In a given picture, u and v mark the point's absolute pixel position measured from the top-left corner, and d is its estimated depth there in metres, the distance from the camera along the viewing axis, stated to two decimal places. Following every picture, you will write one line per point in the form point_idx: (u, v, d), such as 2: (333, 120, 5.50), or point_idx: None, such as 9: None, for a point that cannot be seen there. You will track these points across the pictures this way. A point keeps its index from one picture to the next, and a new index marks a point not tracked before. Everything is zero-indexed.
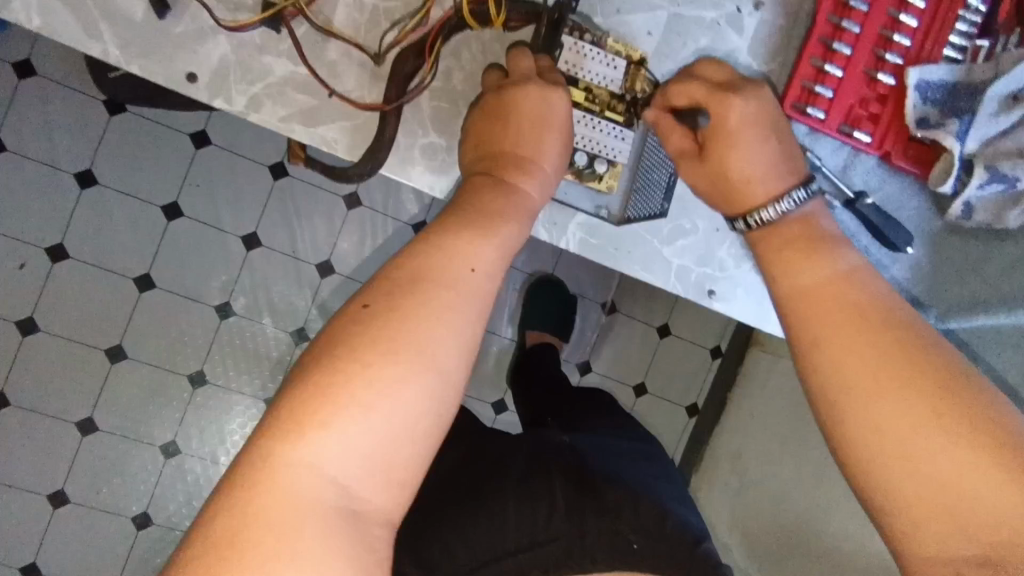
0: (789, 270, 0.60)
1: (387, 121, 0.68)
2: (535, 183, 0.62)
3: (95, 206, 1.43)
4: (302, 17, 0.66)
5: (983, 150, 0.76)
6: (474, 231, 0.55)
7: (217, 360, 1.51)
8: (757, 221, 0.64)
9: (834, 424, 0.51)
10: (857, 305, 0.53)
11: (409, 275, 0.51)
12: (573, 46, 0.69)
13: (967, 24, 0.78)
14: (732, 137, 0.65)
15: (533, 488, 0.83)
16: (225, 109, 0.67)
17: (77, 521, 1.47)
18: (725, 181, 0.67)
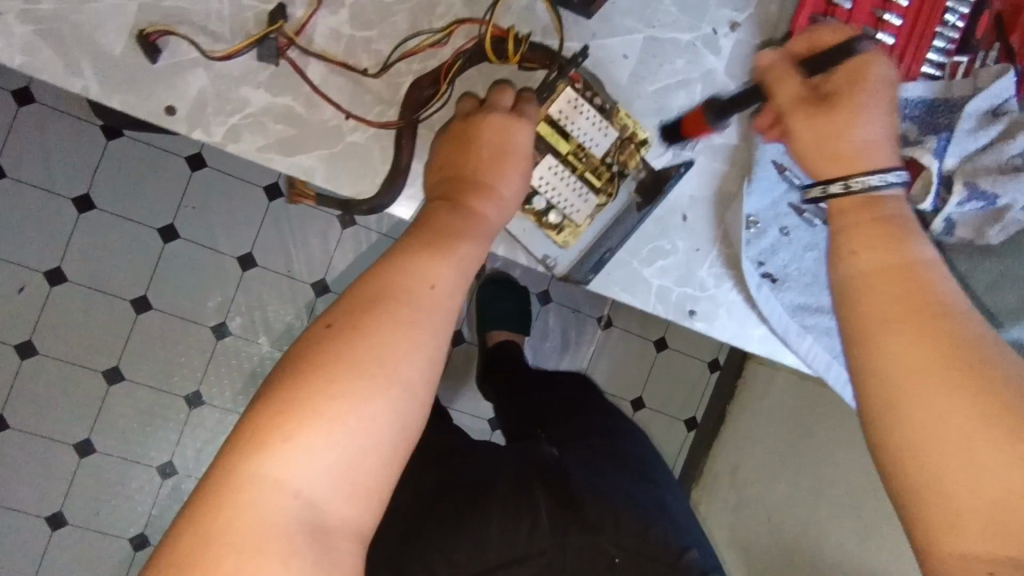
0: (856, 252, 0.54)
1: (403, 142, 0.70)
2: (494, 205, 0.63)
3: (93, 230, 1.44)
4: (295, 47, 0.68)
5: (963, 165, 0.75)
6: (437, 247, 0.55)
7: (213, 380, 1.52)
8: (857, 187, 0.57)
9: (880, 410, 0.47)
10: (933, 299, 0.49)
11: (372, 292, 0.51)
12: (572, 99, 0.73)
13: (944, 40, 0.78)
14: (860, 101, 0.59)
15: (516, 505, 0.83)
16: (203, 140, 0.68)
17: (75, 543, 1.48)
18: (834, 140, 0.59)
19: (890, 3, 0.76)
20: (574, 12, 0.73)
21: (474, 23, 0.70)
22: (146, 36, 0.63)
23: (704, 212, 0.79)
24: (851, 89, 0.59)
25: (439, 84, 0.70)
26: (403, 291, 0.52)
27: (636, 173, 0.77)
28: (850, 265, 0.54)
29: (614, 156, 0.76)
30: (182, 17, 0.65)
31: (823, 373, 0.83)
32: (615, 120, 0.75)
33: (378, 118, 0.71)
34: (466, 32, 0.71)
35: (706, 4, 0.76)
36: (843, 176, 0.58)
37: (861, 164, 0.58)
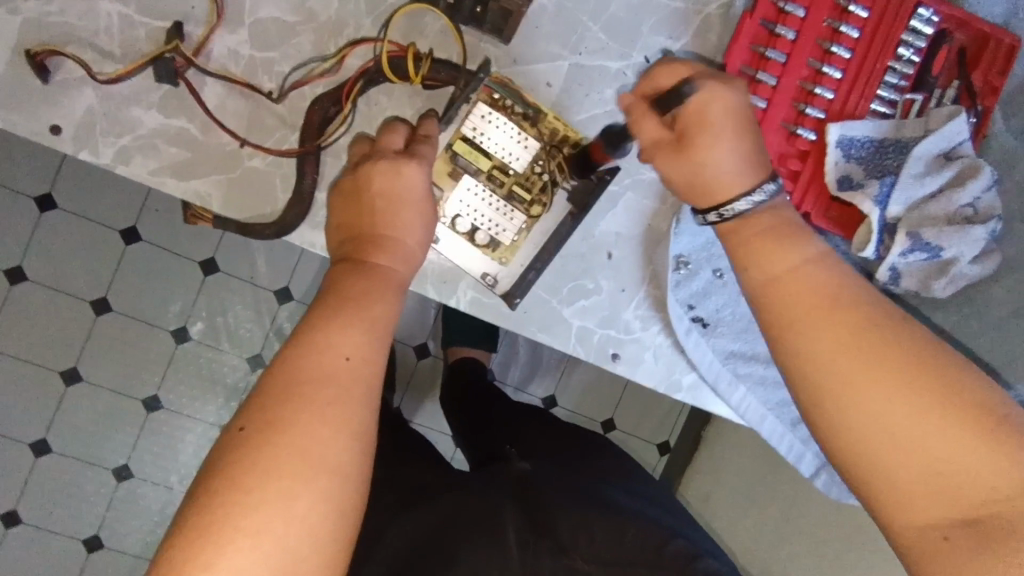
0: (760, 259, 0.54)
1: (306, 167, 0.66)
2: (398, 258, 0.60)
3: (56, 231, 1.33)
4: (195, 68, 0.64)
5: (908, 215, 0.70)
6: (345, 321, 0.53)
7: (172, 384, 1.39)
8: (730, 214, 0.56)
9: (811, 411, 0.49)
10: (830, 289, 0.50)
11: (281, 382, 0.49)
12: (485, 114, 0.69)
13: (897, 76, 0.72)
14: (711, 137, 0.56)
15: (485, 526, 0.70)
16: (91, 161, 0.65)
17: (27, 545, 1.39)
18: (700, 179, 0.57)
19: (838, 35, 0.71)
20: (492, 38, 0.69)
21: (368, 42, 0.66)
22: (32, 56, 0.60)
23: (632, 250, 0.74)
24: (698, 125, 0.56)
25: (341, 105, 0.66)
26: (310, 377, 0.50)
27: (569, 181, 0.71)
28: (755, 275, 0.54)
29: (543, 166, 0.71)
30: (70, 35, 0.62)
31: (757, 426, 0.78)
32: (537, 130, 0.70)
33: (283, 146, 0.67)
34: (361, 54, 0.67)
35: (637, 31, 0.71)
36: (712, 209, 0.57)
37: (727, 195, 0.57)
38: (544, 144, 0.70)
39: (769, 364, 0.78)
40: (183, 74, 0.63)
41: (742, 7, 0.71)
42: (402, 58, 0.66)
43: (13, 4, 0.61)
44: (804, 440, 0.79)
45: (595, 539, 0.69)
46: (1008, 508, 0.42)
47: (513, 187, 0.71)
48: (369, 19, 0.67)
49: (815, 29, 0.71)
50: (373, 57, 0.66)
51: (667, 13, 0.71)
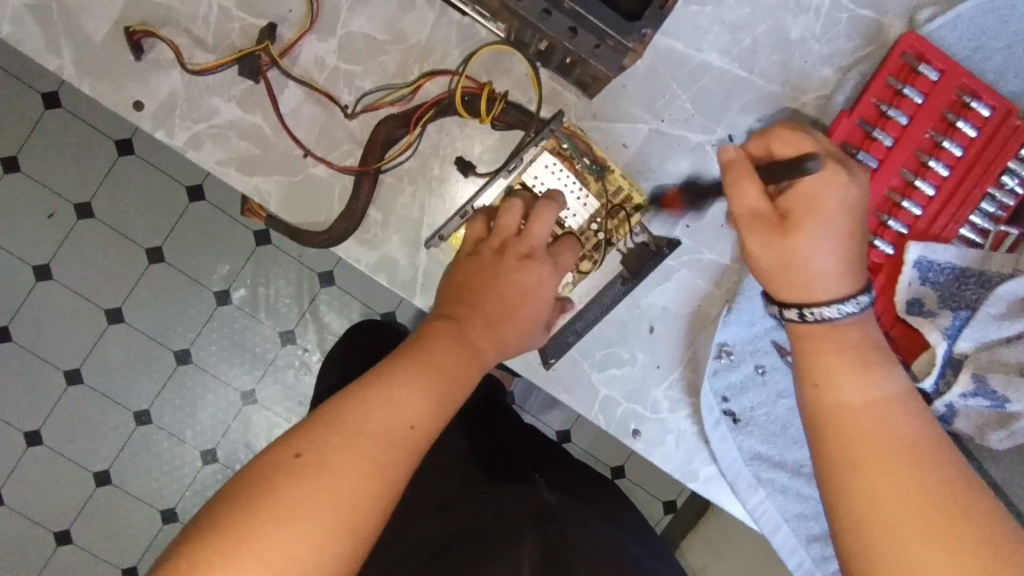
0: (835, 382, 0.51)
1: (364, 183, 0.66)
2: (495, 343, 0.60)
3: (127, 174, 1.37)
4: (278, 69, 0.66)
5: (978, 353, 0.65)
6: (422, 382, 0.52)
7: (205, 342, 1.42)
8: (814, 318, 0.53)
9: (851, 556, 0.46)
10: (904, 436, 0.47)
11: (345, 422, 0.48)
12: (549, 164, 0.67)
13: (993, 204, 0.67)
14: (818, 228, 0.53)
15: (494, 554, 0.63)
16: (164, 141, 0.66)
17: (43, 465, 1.44)
18: (794, 266, 0.54)
19: (940, 149, 0.67)
20: (575, 89, 0.68)
21: (447, 75, 0.66)
22: (130, 34, 0.62)
23: (675, 328, 0.72)
24: (807, 209, 0.53)
25: (408, 130, 0.66)
26: (376, 429, 0.49)
27: (625, 242, 0.69)
28: (817, 398, 0.52)
29: (600, 224, 0.68)
30: (170, 18, 0.64)
31: (769, 533, 0.74)
32: (600, 185, 0.67)
33: (345, 162, 0.68)
34: (440, 85, 0.67)
35: (724, 108, 0.69)
36: (797, 305, 0.54)
37: (818, 292, 0.54)
38: (604, 203, 0.68)
39: (794, 475, 0.72)
40: (265, 73, 0.64)
41: (840, 104, 0.69)
42: (476, 96, 0.65)
43: None
44: (816, 561, 0.73)
45: None
46: None
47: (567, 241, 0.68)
48: (457, 50, 0.67)
49: (915, 139, 0.67)
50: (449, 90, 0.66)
51: (762, 94, 0.69)
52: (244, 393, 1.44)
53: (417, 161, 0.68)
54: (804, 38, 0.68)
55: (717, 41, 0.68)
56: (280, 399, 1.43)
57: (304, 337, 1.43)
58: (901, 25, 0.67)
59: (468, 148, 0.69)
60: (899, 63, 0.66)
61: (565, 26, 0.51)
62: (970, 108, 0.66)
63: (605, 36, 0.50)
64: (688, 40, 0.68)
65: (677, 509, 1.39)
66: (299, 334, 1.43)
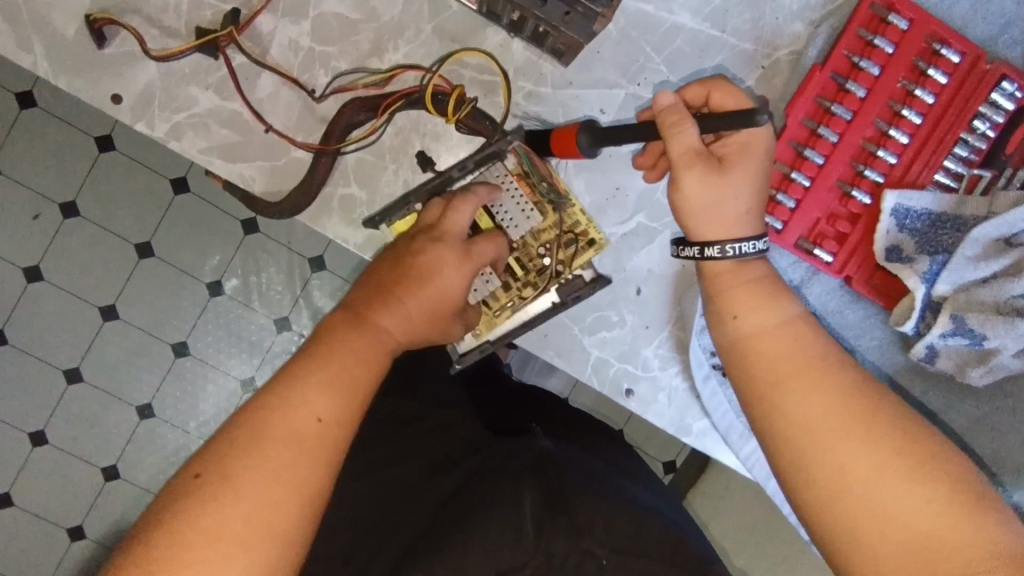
0: (748, 309, 0.57)
1: (321, 158, 0.66)
2: (403, 325, 0.59)
3: (109, 171, 1.36)
4: (236, 46, 0.65)
5: (956, 295, 0.67)
6: (321, 381, 0.54)
7: (201, 334, 1.43)
8: (730, 254, 0.57)
9: (782, 463, 0.53)
10: (808, 350, 0.54)
11: (245, 437, 0.51)
12: (501, 177, 0.68)
13: (967, 148, 0.68)
14: (746, 169, 0.58)
15: (494, 497, 0.64)
16: (146, 133, 0.67)
17: (52, 464, 1.46)
18: (719, 204, 0.58)
19: (912, 97, 0.68)
20: (550, 57, 0.68)
21: (419, 70, 0.67)
22: (91, 22, 0.62)
23: (662, 289, 0.74)
24: (738, 154, 0.58)
25: (373, 115, 0.67)
26: (278, 433, 0.51)
27: (573, 276, 0.70)
28: (737, 327, 0.57)
29: (549, 251, 0.69)
30: (141, 8, 0.64)
31: (762, 481, 0.76)
32: (557, 216, 0.69)
33: (303, 138, 0.68)
34: (410, 80, 0.68)
35: (699, 69, 0.70)
36: (718, 242, 0.58)
37: (731, 229, 0.58)
38: (557, 228, 0.69)
39: None
40: (223, 50, 0.64)
41: (813, 59, 0.69)
42: (445, 94, 0.66)
43: None
44: None
45: (614, 523, 0.62)
46: (948, 548, 0.47)
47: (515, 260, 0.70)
48: (430, 24, 0.67)
49: (888, 89, 0.68)
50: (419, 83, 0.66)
51: (735, 53, 0.70)
52: (243, 381, 1.45)
53: (397, 138, 0.69)
54: None
55: (689, 1, 0.68)
56: None
57: (299, 323, 1.44)
58: None
59: (433, 146, 0.70)
60: (869, 14, 0.67)
61: None
62: (940, 56, 0.67)
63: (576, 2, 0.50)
64: (659, 2, 0.68)
65: (677, 469, 1.43)
66: (293, 320, 1.44)
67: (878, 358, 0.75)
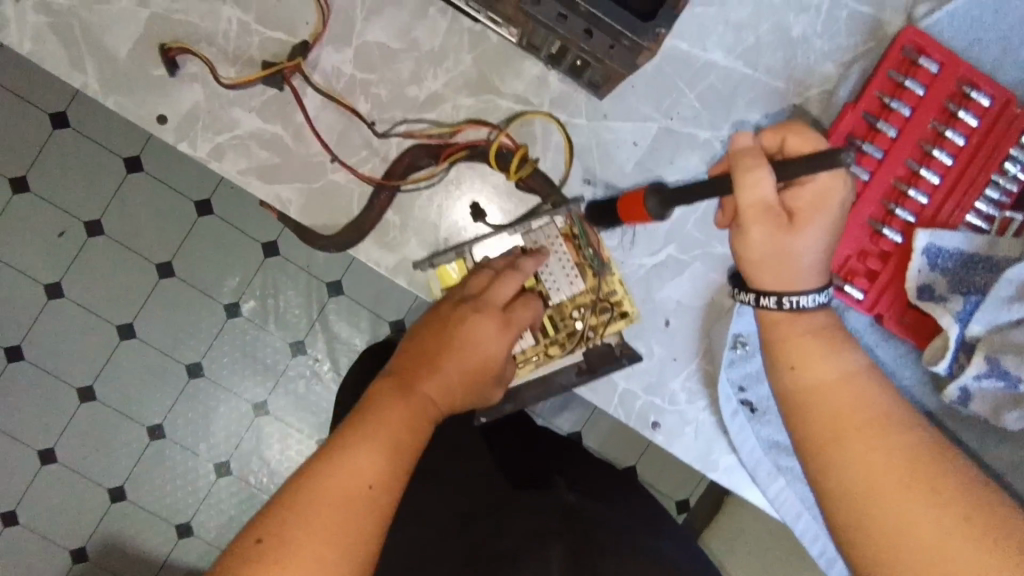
0: (808, 361, 0.57)
1: (378, 197, 0.68)
2: (445, 390, 0.61)
3: (136, 191, 1.38)
4: (300, 77, 0.67)
5: (990, 336, 0.66)
6: (371, 446, 0.54)
7: (216, 355, 1.43)
8: (790, 306, 0.57)
9: (846, 524, 0.51)
10: (871, 407, 0.53)
11: (298, 501, 0.51)
12: (550, 239, 0.70)
13: (998, 190, 0.69)
14: (819, 221, 0.56)
15: (522, 557, 0.64)
16: (188, 153, 0.68)
17: (58, 482, 1.44)
18: (788, 255, 0.56)
19: (943, 138, 0.69)
20: (586, 90, 0.69)
21: (488, 126, 0.69)
22: (166, 52, 0.64)
23: (690, 322, 0.73)
24: (813, 205, 0.56)
25: (435, 162, 0.69)
26: (332, 497, 0.51)
27: (599, 341, 0.71)
28: (797, 377, 0.57)
29: (582, 315, 0.71)
30: (191, 33, 0.66)
31: (791, 522, 0.75)
32: (595, 284, 0.70)
33: (368, 172, 0.70)
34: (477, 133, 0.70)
35: (732, 106, 0.71)
36: (775, 293, 0.58)
37: (799, 278, 0.57)
38: (591, 292, 0.70)
39: None
40: (289, 80, 0.66)
41: (844, 99, 0.70)
42: (509, 153, 0.68)
43: None
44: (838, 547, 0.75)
45: None
46: None
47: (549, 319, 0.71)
48: (469, 55, 0.69)
49: (918, 130, 0.69)
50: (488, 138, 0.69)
51: (767, 91, 0.71)
52: (255, 403, 1.45)
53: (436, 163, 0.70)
54: (805, 35, 0.70)
55: (722, 40, 0.70)
56: (293, 410, 1.44)
57: (314, 346, 1.44)
58: (899, 20, 0.70)
59: (491, 194, 0.71)
60: (900, 56, 0.68)
61: (580, 28, 0.52)
62: (971, 99, 0.68)
63: (621, 36, 0.51)
64: (693, 40, 0.70)
65: (690, 508, 1.41)
66: (309, 344, 1.43)
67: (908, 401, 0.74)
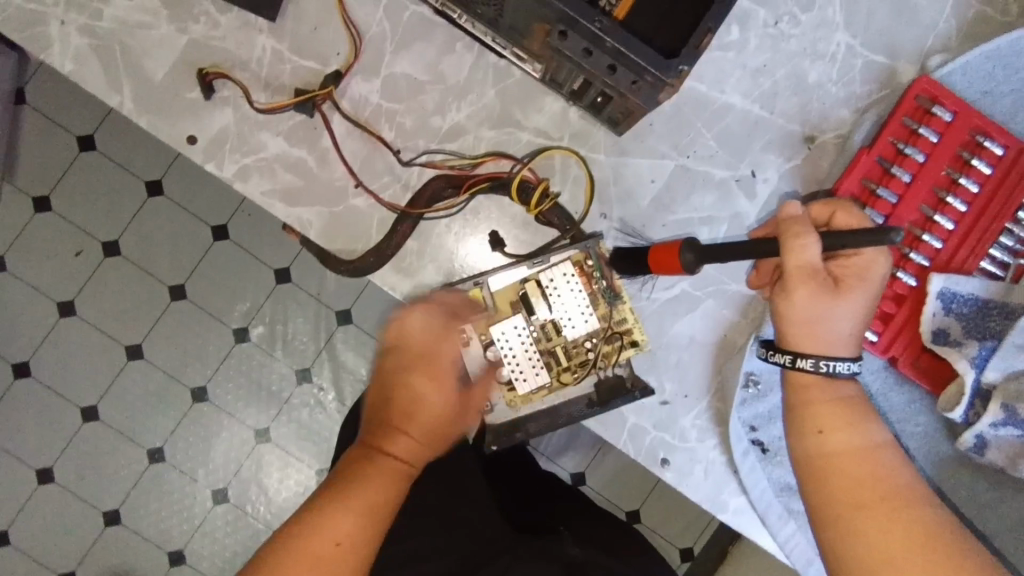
0: (824, 429, 0.57)
1: (399, 225, 0.69)
2: (412, 441, 0.62)
3: (154, 213, 1.40)
4: (332, 104, 0.69)
5: (1006, 383, 0.65)
6: (340, 507, 0.56)
7: (222, 380, 1.43)
8: (824, 369, 0.58)
9: None
10: (885, 482, 0.54)
11: (276, 572, 0.54)
12: (566, 274, 0.69)
13: (1012, 238, 0.69)
14: (862, 294, 0.58)
15: None
16: (214, 173, 0.70)
17: (53, 504, 1.42)
18: (827, 323, 0.58)
19: (956, 186, 0.70)
20: (605, 127, 0.71)
21: (510, 159, 0.71)
22: (204, 76, 0.67)
23: (702, 358, 0.73)
24: (858, 278, 0.58)
25: (457, 192, 0.70)
26: (305, 563, 0.54)
27: (609, 370, 0.71)
28: (815, 444, 0.57)
29: (594, 345, 0.70)
30: (226, 59, 0.69)
31: (801, 567, 0.73)
32: (607, 312, 0.70)
33: (389, 199, 0.71)
34: (498, 166, 0.71)
35: (748, 146, 0.72)
36: (812, 356, 0.58)
37: (835, 345, 0.58)
38: (602, 330, 0.70)
39: None
40: (321, 107, 0.68)
41: (859, 143, 0.71)
42: (531, 186, 0.70)
43: (184, 23, 0.68)
44: None
45: None
46: None
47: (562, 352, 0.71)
48: (493, 89, 0.71)
49: (932, 176, 0.70)
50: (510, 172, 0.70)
51: (783, 133, 0.72)
52: (256, 430, 1.43)
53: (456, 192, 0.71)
54: (820, 81, 0.72)
55: (739, 83, 0.72)
56: (295, 439, 1.43)
57: (320, 375, 1.43)
58: (912, 71, 0.72)
59: (509, 226, 0.72)
60: (913, 104, 0.70)
61: (605, 64, 0.54)
62: (983, 148, 0.69)
63: (644, 72, 0.52)
64: (711, 83, 0.72)
65: (694, 557, 1.37)
66: (315, 372, 1.43)
67: (921, 446, 0.73)
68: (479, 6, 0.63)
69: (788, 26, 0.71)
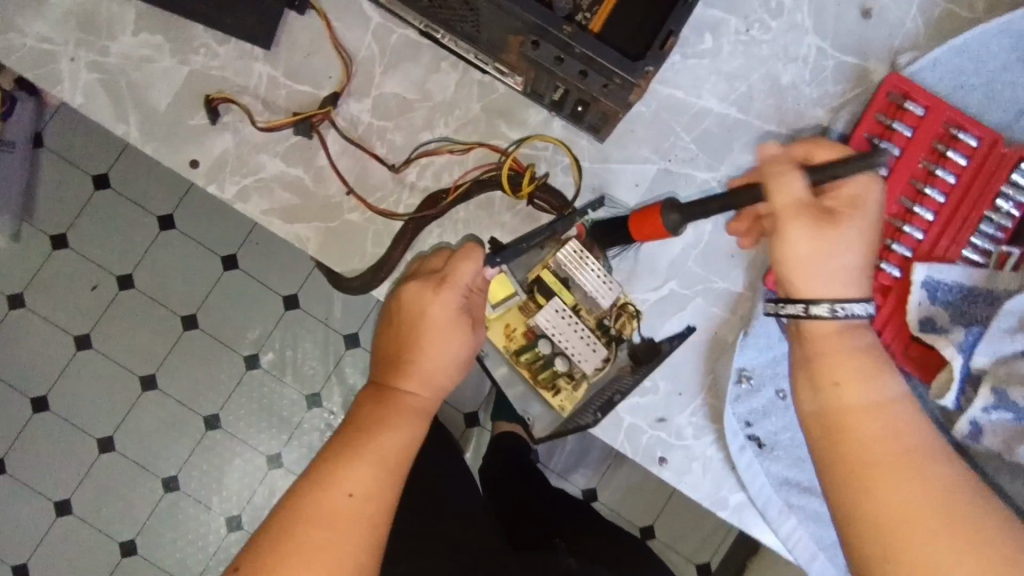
0: (835, 385, 0.52)
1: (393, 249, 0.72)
2: (423, 384, 0.64)
3: (167, 246, 1.44)
4: (328, 124, 0.73)
5: (996, 368, 0.66)
6: (351, 456, 0.59)
7: (234, 407, 1.45)
8: (838, 314, 0.53)
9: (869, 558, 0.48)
10: (900, 443, 0.49)
11: (284, 523, 0.56)
12: (576, 253, 0.70)
13: (993, 226, 0.71)
14: (847, 227, 0.55)
15: None
16: (216, 194, 0.73)
17: (71, 535, 1.44)
18: (833, 266, 0.54)
19: (934, 177, 0.71)
20: (588, 134, 0.74)
21: (492, 149, 0.73)
22: (210, 101, 0.71)
23: (693, 356, 0.74)
24: (840, 210, 0.56)
25: (447, 192, 0.72)
26: (313, 513, 0.56)
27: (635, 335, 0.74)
28: (828, 399, 0.52)
29: (612, 318, 0.73)
30: (228, 86, 0.73)
31: (806, 564, 0.73)
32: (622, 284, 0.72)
33: (386, 209, 0.74)
34: (480, 158, 0.74)
35: (727, 147, 0.75)
36: (825, 301, 0.54)
37: (839, 291, 0.54)
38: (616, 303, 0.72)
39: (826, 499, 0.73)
40: (317, 128, 0.72)
41: (835, 141, 0.74)
42: (518, 174, 0.72)
43: (186, 56, 0.72)
44: None
45: None
46: None
47: (594, 327, 0.73)
48: (478, 104, 0.74)
49: (909, 169, 0.72)
50: (495, 165, 0.73)
51: (760, 134, 0.75)
52: (268, 456, 1.45)
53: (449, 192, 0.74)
54: (794, 83, 0.74)
55: (716, 88, 0.75)
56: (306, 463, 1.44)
57: (329, 399, 1.45)
58: (884, 69, 0.74)
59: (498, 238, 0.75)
60: (887, 100, 0.72)
61: (576, 69, 0.57)
62: (958, 139, 0.71)
63: (613, 74, 0.55)
64: (687, 89, 0.74)
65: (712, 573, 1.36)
66: (325, 396, 1.45)
67: None
68: (461, 25, 0.66)
69: (759, 32, 0.74)
